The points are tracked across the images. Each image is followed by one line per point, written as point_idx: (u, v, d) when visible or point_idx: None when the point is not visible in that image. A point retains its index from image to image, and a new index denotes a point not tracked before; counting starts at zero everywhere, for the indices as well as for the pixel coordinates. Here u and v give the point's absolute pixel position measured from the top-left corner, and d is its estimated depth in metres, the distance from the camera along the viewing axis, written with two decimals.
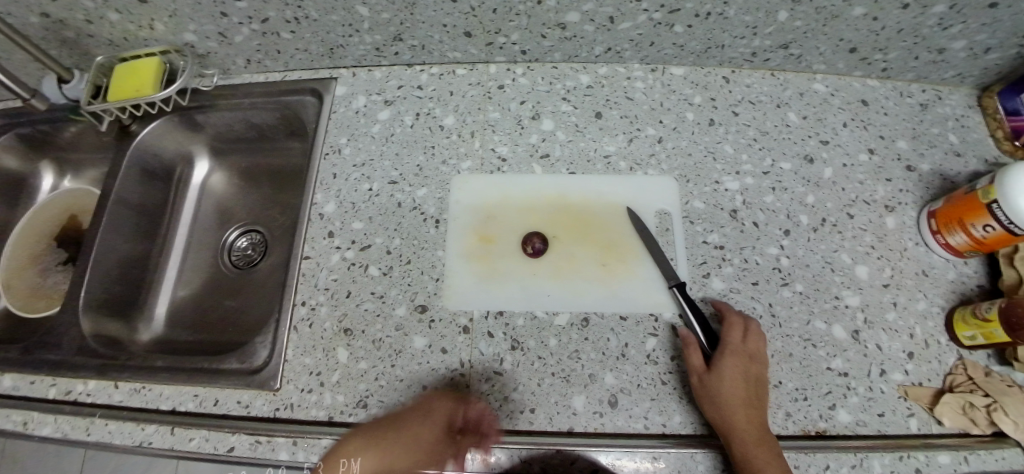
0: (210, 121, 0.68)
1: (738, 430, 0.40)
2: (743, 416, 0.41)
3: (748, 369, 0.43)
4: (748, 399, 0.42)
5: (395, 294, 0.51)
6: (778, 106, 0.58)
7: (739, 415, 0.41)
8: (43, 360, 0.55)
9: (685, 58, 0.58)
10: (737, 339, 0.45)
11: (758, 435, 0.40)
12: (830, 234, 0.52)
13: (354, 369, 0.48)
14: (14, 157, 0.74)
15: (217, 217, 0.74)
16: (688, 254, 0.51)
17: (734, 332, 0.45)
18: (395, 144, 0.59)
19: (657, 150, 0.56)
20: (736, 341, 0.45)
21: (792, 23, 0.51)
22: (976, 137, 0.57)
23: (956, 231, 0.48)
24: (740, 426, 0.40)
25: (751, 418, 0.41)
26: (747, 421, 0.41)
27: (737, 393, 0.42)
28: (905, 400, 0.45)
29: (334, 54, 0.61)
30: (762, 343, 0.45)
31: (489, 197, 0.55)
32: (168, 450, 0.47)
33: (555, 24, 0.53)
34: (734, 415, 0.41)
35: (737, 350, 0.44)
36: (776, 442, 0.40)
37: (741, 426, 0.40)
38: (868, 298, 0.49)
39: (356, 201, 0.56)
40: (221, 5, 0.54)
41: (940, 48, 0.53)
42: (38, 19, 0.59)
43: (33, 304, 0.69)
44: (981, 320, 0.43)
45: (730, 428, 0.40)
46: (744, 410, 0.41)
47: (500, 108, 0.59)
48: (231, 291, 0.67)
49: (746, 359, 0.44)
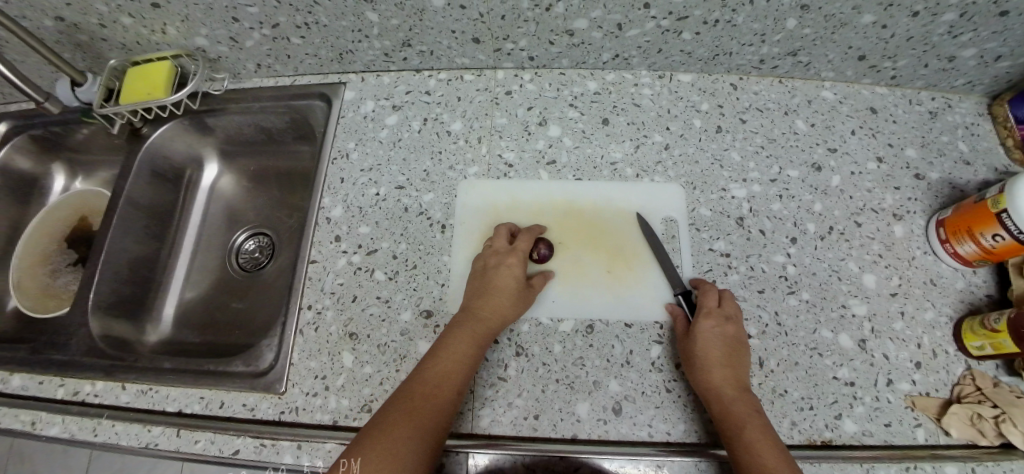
0: (219, 125, 0.69)
1: (718, 391, 0.42)
2: (724, 376, 0.42)
3: (728, 330, 0.45)
4: (727, 359, 0.43)
5: (401, 299, 0.52)
6: (786, 113, 0.58)
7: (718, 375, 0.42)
8: (52, 360, 0.56)
9: (693, 65, 0.58)
10: (713, 302, 0.47)
11: (739, 394, 0.42)
12: (837, 242, 0.52)
13: (360, 373, 0.49)
14: (27, 158, 0.75)
15: (225, 219, 0.75)
16: (693, 261, 0.52)
17: (711, 294, 0.47)
18: (403, 149, 0.59)
19: (664, 157, 0.56)
20: (712, 304, 0.46)
21: (800, 30, 0.51)
22: (986, 145, 0.57)
23: (964, 240, 0.47)
24: (721, 387, 0.42)
25: (733, 378, 0.43)
26: (728, 381, 0.42)
27: (717, 353, 0.43)
28: (912, 411, 0.45)
29: (343, 59, 0.61)
30: (735, 306, 0.47)
31: (496, 202, 0.56)
32: (175, 452, 0.48)
33: (563, 31, 0.54)
34: (713, 375, 0.42)
35: (715, 312, 0.46)
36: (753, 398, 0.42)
37: (721, 387, 0.42)
38: (875, 307, 0.49)
39: (364, 205, 0.57)
40: (233, 11, 0.54)
41: (950, 56, 0.53)
42: (52, 23, 0.60)
43: (44, 303, 0.70)
44: (990, 330, 0.43)
45: (711, 389, 0.42)
46: (725, 370, 0.43)
47: (507, 113, 0.60)
48: (239, 292, 0.68)
49: (726, 320, 0.46)
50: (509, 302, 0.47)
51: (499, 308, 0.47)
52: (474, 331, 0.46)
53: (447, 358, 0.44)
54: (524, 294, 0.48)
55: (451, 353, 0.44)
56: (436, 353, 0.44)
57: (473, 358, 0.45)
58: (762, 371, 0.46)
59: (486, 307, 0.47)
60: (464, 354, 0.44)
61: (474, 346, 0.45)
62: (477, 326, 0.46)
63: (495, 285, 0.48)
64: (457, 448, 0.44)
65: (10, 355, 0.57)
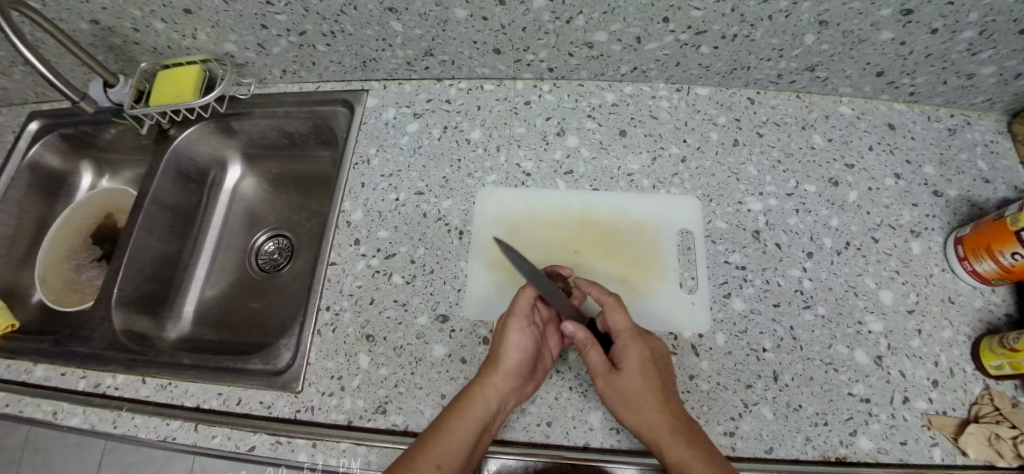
0: (244, 128, 0.71)
1: (657, 430, 0.40)
2: (656, 411, 0.41)
3: (642, 352, 0.44)
4: (652, 383, 0.43)
5: (417, 303, 0.53)
6: (803, 128, 0.58)
7: (651, 413, 0.41)
8: (76, 353, 0.57)
9: (711, 78, 0.59)
10: (623, 323, 0.45)
11: (677, 426, 0.40)
12: (854, 257, 0.52)
13: (375, 375, 0.50)
14: (57, 156, 0.77)
15: (246, 220, 0.76)
16: (709, 273, 0.52)
17: (618, 315, 0.45)
18: (422, 156, 0.61)
19: (681, 169, 0.57)
20: (624, 326, 0.45)
21: (819, 46, 0.51)
22: (1006, 164, 0.57)
23: (984, 258, 0.47)
24: (658, 423, 0.41)
25: (664, 411, 0.41)
26: (662, 415, 0.41)
27: (640, 388, 0.42)
28: (928, 429, 0.45)
29: (367, 67, 0.63)
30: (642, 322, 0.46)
31: (513, 210, 0.56)
32: (191, 446, 0.49)
33: (582, 43, 0.55)
34: (644, 413, 0.41)
35: (627, 335, 0.45)
36: (683, 414, 0.42)
37: (652, 418, 0.41)
38: (892, 324, 0.49)
39: (383, 210, 0.58)
40: (262, 18, 0.56)
41: (970, 74, 0.53)
42: (88, 26, 0.62)
43: (67, 297, 0.72)
44: (1009, 349, 0.43)
45: (650, 429, 0.41)
46: (654, 404, 0.41)
47: (526, 123, 0.61)
48: (257, 293, 0.70)
49: (638, 342, 0.44)
50: (509, 350, 0.44)
51: (502, 367, 0.43)
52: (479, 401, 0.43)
53: (446, 432, 0.41)
54: (507, 327, 0.45)
55: (450, 426, 0.41)
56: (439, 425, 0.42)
57: (476, 432, 0.41)
58: (776, 385, 0.46)
59: (491, 371, 0.44)
60: (465, 426, 0.41)
61: (477, 415, 0.42)
62: (480, 393, 0.43)
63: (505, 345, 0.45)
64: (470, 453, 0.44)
65: (35, 346, 0.59)
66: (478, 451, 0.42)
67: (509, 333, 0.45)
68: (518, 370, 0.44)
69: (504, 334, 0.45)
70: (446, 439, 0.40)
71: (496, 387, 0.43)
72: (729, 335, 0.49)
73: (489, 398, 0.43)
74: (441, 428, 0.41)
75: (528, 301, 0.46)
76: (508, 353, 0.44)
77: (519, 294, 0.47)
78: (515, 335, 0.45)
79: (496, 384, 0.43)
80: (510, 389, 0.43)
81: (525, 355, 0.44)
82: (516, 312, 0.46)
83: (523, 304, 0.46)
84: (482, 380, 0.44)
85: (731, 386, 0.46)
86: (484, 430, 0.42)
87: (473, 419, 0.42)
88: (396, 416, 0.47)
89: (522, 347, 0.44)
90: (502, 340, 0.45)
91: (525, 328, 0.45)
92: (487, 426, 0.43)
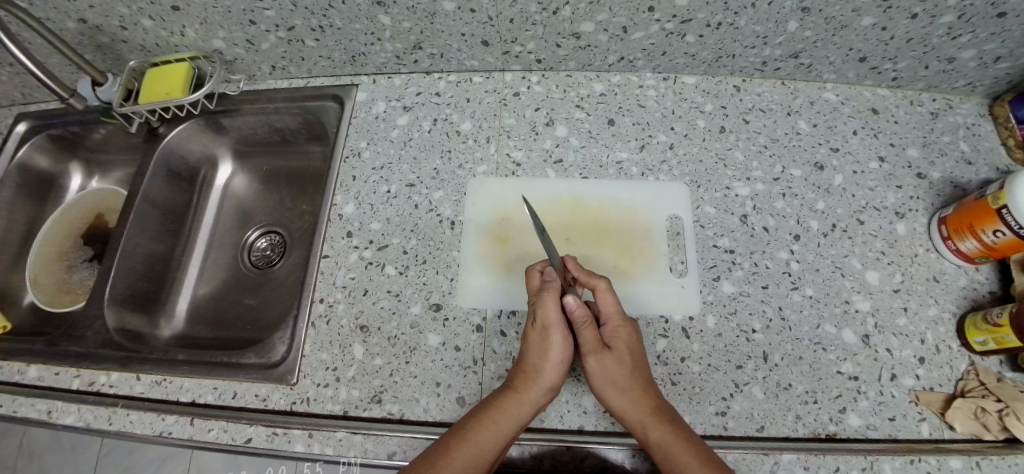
0: (234, 125, 0.71)
1: (642, 410, 0.41)
2: (641, 393, 0.42)
3: (631, 336, 0.45)
4: (637, 366, 0.44)
5: (410, 293, 0.53)
6: (789, 114, 0.59)
7: (636, 393, 0.42)
8: (69, 351, 0.57)
9: (698, 67, 0.60)
10: (612, 307, 0.46)
11: (661, 408, 0.41)
12: (840, 239, 0.53)
13: (370, 365, 0.50)
14: (46, 157, 0.77)
15: (238, 218, 0.76)
16: (698, 257, 0.52)
17: (607, 298, 0.45)
18: (413, 148, 0.61)
19: (669, 156, 0.58)
20: (612, 309, 0.46)
21: (802, 33, 0.52)
22: (987, 145, 0.58)
23: (967, 237, 0.48)
24: (642, 403, 0.41)
25: (648, 393, 0.42)
26: (645, 397, 0.42)
27: (630, 368, 0.43)
28: (916, 405, 0.45)
29: (356, 61, 0.63)
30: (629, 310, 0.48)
31: (504, 199, 0.57)
32: (188, 440, 0.49)
33: (569, 34, 0.55)
34: (631, 393, 0.42)
35: (614, 318, 0.45)
36: (664, 397, 0.43)
37: (638, 400, 0.42)
38: (879, 303, 0.50)
39: (375, 202, 0.58)
40: (250, 13, 0.56)
41: (950, 58, 0.54)
42: (75, 25, 0.62)
43: (60, 298, 0.72)
44: (992, 325, 0.44)
45: (635, 408, 0.41)
46: (639, 385, 0.43)
47: (515, 114, 0.61)
48: (252, 289, 0.70)
49: (628, 324, 0.45)
50: (551, 366, 0.43)
51: (541, 381, 0.43)
52: (511, 413, 0.42)
53: (476, 439, 0.40)
54: (546, 336, 0.44)
55: (479, 436, 0.40)
56: (469, 430, 0.41)
57: (504, 440, 0.41)
58: (766, 366, 0.47)
59: (528, 382, 0.43)
60: (494, 436, 0.41)
61: (508, 425, 0.41)
62: (514, 404, 0.42)
63: (543, 357, 0.44)
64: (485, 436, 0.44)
65: (27, 347, 0.58)
66: (500, 457, 0.42)
67: (551, 344, 0.44)
68: (554, 385, 0.44)
69: (543, 345, 0.44)
70: (476, 444, 0.40)
71: (531, 401, 0.42)
72: (720, 316, 0.49)
73: (523, 412, 0.42)
74: (469, 436, 0.40)
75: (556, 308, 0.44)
76: (548, 367, 0.43)
77: (546, 301, 0.44)
78: (557, 348, 0.44)
79: (533, 398, 0.42)
80: (544, 403, 0.43)
81: (564, 369, 0.44)
82: (550, 321, 0.44)
83: (554, 312, 0.44)
84: (518, 392, 0.43)
85: (722, 367, 0.47)
86: (511, 439, 0.42)
87: (504, 427, 0.41)
88: (392, 405, 0.47)
89: (559, 360, 0.44)
90: (542, 351, 0.44)
91: (561, 336, 0.44)
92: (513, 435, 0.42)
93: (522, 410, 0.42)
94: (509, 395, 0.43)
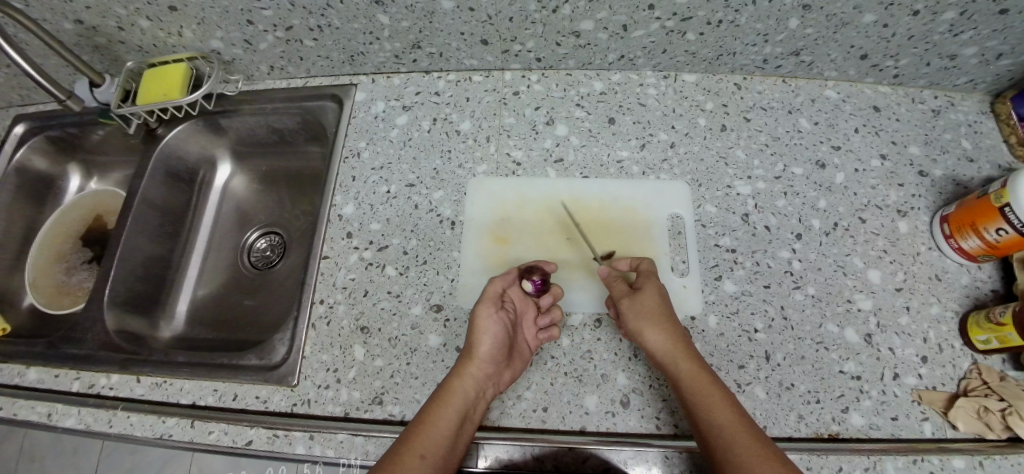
0: (232, 125, 0.71)
1: (675, 347, 0.42)
2: (675, 333, 0.43)
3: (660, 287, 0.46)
4: (669, 311, 0.45)
5: (411, 294, 0.53)
6: (790, 112, 0.59)
7: (670, 331, 0.43)
8: (68, 354, 0.57)
9: (697, 65, 0.59)
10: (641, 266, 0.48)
11: (692, 348, 0.43)
12: (842, 238, 0.53)
13: (370, 366, 0.49)
14: (44, 158, 0.76)
15: (237, 219, 0.76)
16: (700, 257, 0.52)
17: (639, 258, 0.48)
18: (413, 148, 0.61)
19: (670, 155, 0.57)
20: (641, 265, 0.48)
21: (803, 30, 0.52)
22: (989, 143, 0.57)
23: (969, 235, 0.48)
24: (678, 341, 0.42)
25: (677, 333, 0.43)
26: (679, 336, 0.43)
27: (660, 312, 0.44)
28: (918, 404, 0.45)
29: (355, 60, 0.63)
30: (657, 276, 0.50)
31: (506, 199, 0.57)
32: (188, 442, 0.49)
33: (569, 32, 0.55)
34: (667, 330, 0.43)
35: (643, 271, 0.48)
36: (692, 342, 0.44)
37: (673, 339, 0.42)
38: (881, 302, 0.50)
39: (374, 203, 0.58)
40: (248, 13, 0.56)
41: (951, 55, 0.53)
42: (72, 26, 0.62)
43: (59, 300, 0.71)
44: (995, 324, 0.43)
45: (671, 345, 0.42)
46: (670, 327, 0.43)
47: (515, 113, 0.61)
48: (252, 289, 0.69)
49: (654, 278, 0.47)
50: (483, 336, 0.45)
51: (477, 352, 0.44)
52: (454, 391, 0.43)
53: (428, 422, 0.40)
54: (478, 312, 0.46)
55: (431, 417, 0.41)
56: (421, 418, 0.41)
57: (456, 417, 0.41)
58: (768, 365, 0.46)
59: (465, 360, 0.44)
60: (446, 414, 0.41)
61: (456, 402, 0.42)
62: (457, 382, 0.43)
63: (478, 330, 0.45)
64: (484, 440, 0.44)
65: (26, 350, 0.58)
66: (460, 443, 0.41)
67: (482, 321, 0.45)
68: (493, 355, 0.44)
69: (476, 319, 0.46)
70: (429, 430, 0.40)
71: (472, 374, 0.43)
72: (721, 316, 0.49)
73: (466, 386, 0.43)
74: (422, 421, 0.41)
75: (499, 289, 0.48)
76: (482, 338, 0.45)
77: (493, 281, 0.48)
78: (492, 319, 0.46)
79: (471, 370, 0.44)
80: (485, 375, 0.44)
81: (500, 339, 0.45)
82: (488, 296, 0.47)
83: (495, 288, 0.47)
84: (458, 369, 0.44)
85: (724, 367, 0.47)
86: (465, 417, 0.42)
87: (453, 404, 0.42)
88: (393, 407, 0.47)
89: (494, 329, 0.45)
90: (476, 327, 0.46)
91: (496, 312, 0.46)
92: (467, 416, 0.42)
93: (466, 385, 0.43)
94: (452, 377, 0.44)
